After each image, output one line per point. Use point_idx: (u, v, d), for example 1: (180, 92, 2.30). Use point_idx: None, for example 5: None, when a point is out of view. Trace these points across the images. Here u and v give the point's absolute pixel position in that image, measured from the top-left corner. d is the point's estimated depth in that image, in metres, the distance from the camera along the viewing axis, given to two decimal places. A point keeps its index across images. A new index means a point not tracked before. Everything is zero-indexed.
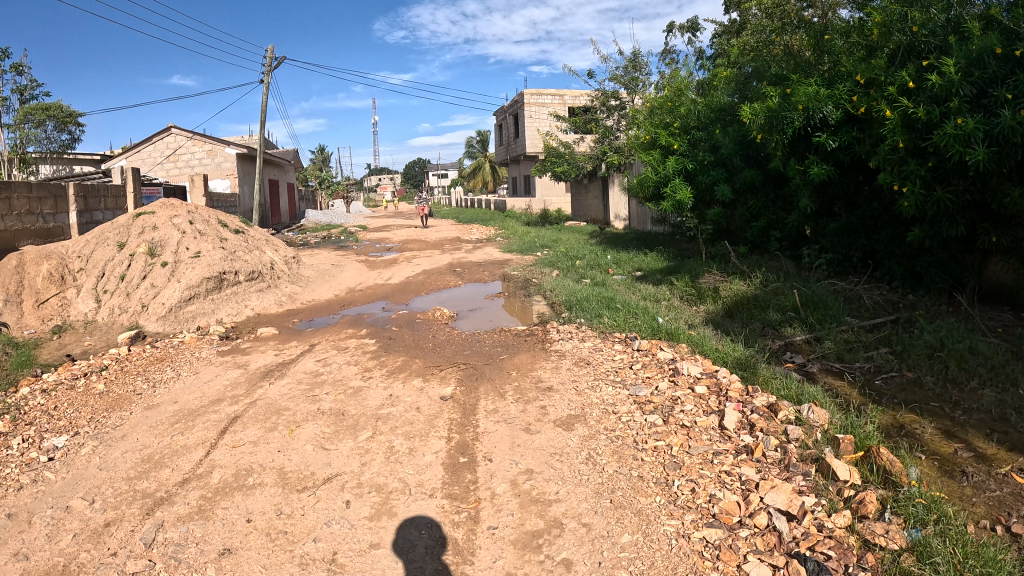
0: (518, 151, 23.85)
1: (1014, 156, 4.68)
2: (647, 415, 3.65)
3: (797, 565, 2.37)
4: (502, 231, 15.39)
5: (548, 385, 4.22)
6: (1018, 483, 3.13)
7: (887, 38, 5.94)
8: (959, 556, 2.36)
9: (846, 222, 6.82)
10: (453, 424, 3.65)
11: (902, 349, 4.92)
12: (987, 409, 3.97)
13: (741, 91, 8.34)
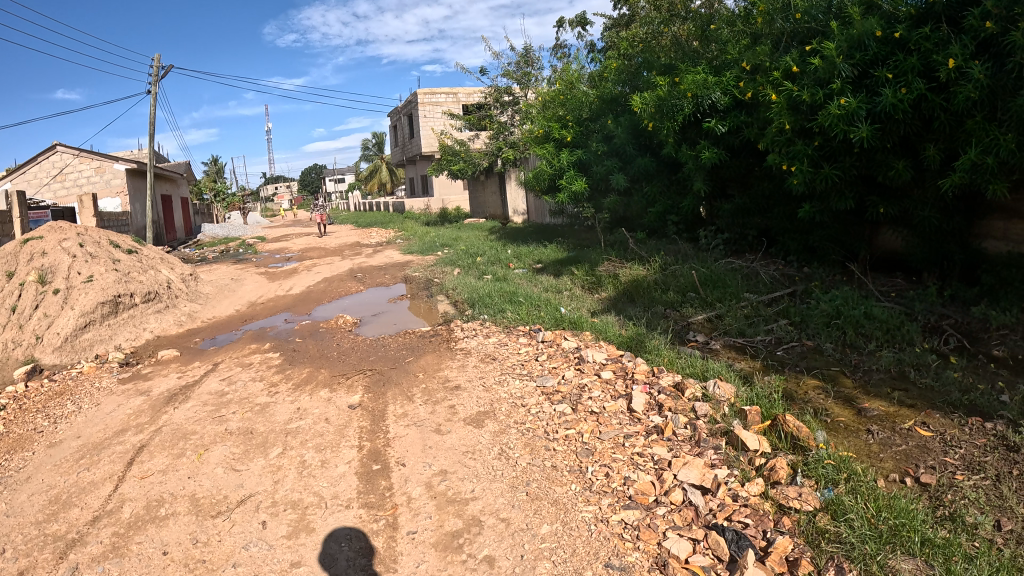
0: (415, 151, 23.65)
1: (896, 131, 4.98)
2: (556, 405, 3.70)
3: (715, 536, 2.44)
4: (403, 233, 15.26)
5: (455, 384, 4.20)
6: (921, 436, 3.33)
7: (772, 25, 6.23)
8: (872, 510, 2.51)
9: (741, 203, 7.20)
10: (363, 431, 3.59)
11: (801, 320, 5.16)
12: (886, 368, 4.25)
13: (632, 82, 8.38)
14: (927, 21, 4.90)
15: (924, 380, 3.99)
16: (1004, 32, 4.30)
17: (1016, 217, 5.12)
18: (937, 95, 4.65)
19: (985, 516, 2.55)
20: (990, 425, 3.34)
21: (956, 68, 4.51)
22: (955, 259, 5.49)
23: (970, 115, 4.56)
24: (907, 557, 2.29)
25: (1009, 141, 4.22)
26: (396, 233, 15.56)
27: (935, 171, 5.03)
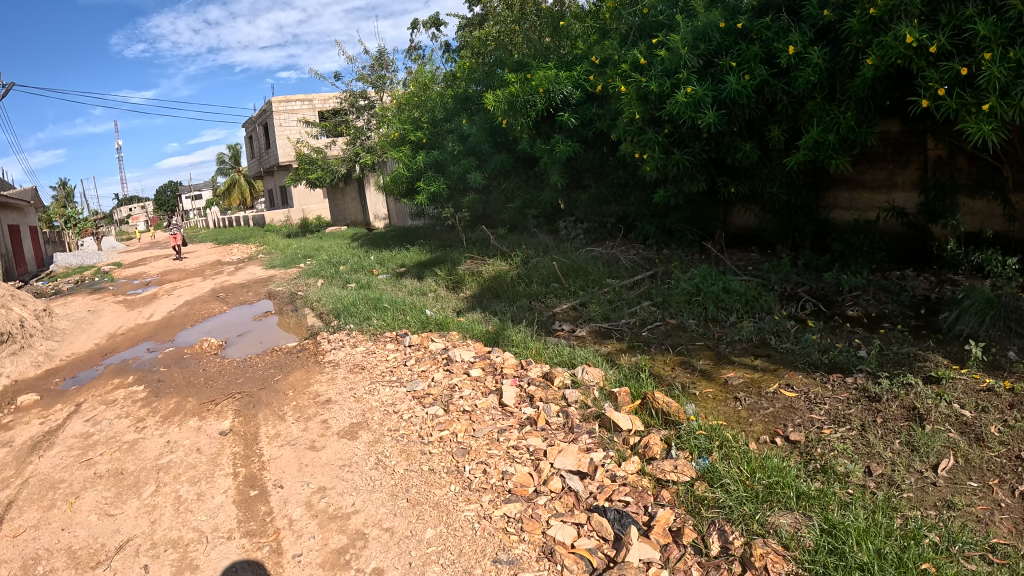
0: (271, 162, 22.83)
1: (740, 116, 5.31)
2: (428, 408, 3.67)
3: (598, 517, 2.50)
4: (264, 247, 14.70)
5: (325, 398, 4.08)
6: (786, 397, 3.55)
7: (619, 19, 6.48)
8: (746, 473, 2.67)
9: (596, 192, 7.43)
10: (237, 457, 3.43)
11: (664, 300, 5.38)
12: (748, 338, 4.51)
13: (486, 81, 8.49)
14: (768, 12, 5.30)
15: (784, 345, 4.27)
16: (841, 19, 4.62)
17: (859, 187, 5.75)
18: (778, 80, 4.96)
19: (855, 465, 2.78)
20: (850, 380, 3.62)
21: (797, 55, 4.82)
22: (805, 231, 5.92)
23: (811, 97, 4.86)
24: (787, 512, 2.44)
25: (849, 119, 4.57)
26: (257, 248, 14.96)
27: (780, 151, 5.42)
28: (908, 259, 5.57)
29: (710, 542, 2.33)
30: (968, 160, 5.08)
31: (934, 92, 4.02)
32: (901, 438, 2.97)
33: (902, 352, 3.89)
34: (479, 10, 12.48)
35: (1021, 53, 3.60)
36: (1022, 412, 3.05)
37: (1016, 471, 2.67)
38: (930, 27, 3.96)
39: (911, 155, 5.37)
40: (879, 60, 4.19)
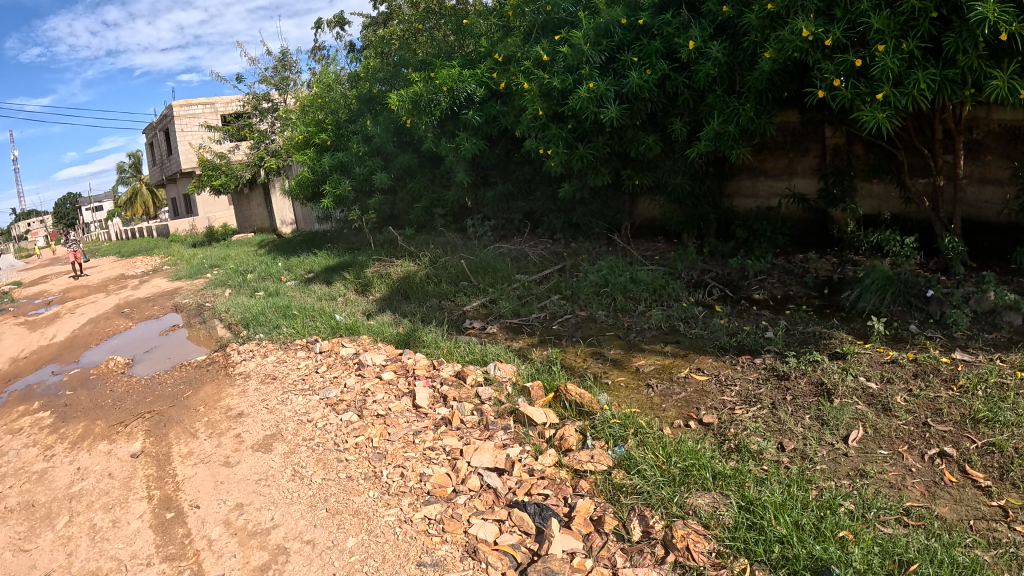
0: (174, 168, 22.00)
1: (642, 110, 5.45)
2: (342, 414, 3.62)
3: (519, 513, 2.52)
4: (170, 258, 14.16)
5: (237, 411, 3.96)
6: (696, 381, 3.66)
7: (522, 17, 6.55)
8: (663, 458, 2.75)
9: (502, 189, 7.47)
10: (150, 479, 3.29)
11: (572, 292, 5.46)
12: (658, 325, 4.62)
13: (390, 81, 8.33)
14: (669, 8, 5.36)
15: (693, 330, 4.40)
16: (740, 15, 4.73)
17: (760, 175, 6.00)
18: (680, 74, 5.14)
19: (767, 442, 2.88)
20: (759, 360, 3.76)
21: (696, 49, 4.96)
22: (709, 219, 6.08)
23: (711, 89, 5.06)
24: (705, 493, 2.53)
25: (748, 111, 4.78)
26: (163, 259, 14.41)
27: (682, 143, 5.58)
28: (809, 243, 5.80)
29: (632, 528, 2.38)
30: (864, 147, 5.33)
31: (830, 83, 4.14)
32: (811, 413, 3.10)
33: (808, 331, 4.07)
34: (384, 9, 12.32)
35: (912, 46, 3.78)
36: (923, 381, 3.25)
37: (921, 437, 2.84)
38: (825, 19, 4.11)
39: (809, 144, 5.65)
40: (777, 53, 4.35)
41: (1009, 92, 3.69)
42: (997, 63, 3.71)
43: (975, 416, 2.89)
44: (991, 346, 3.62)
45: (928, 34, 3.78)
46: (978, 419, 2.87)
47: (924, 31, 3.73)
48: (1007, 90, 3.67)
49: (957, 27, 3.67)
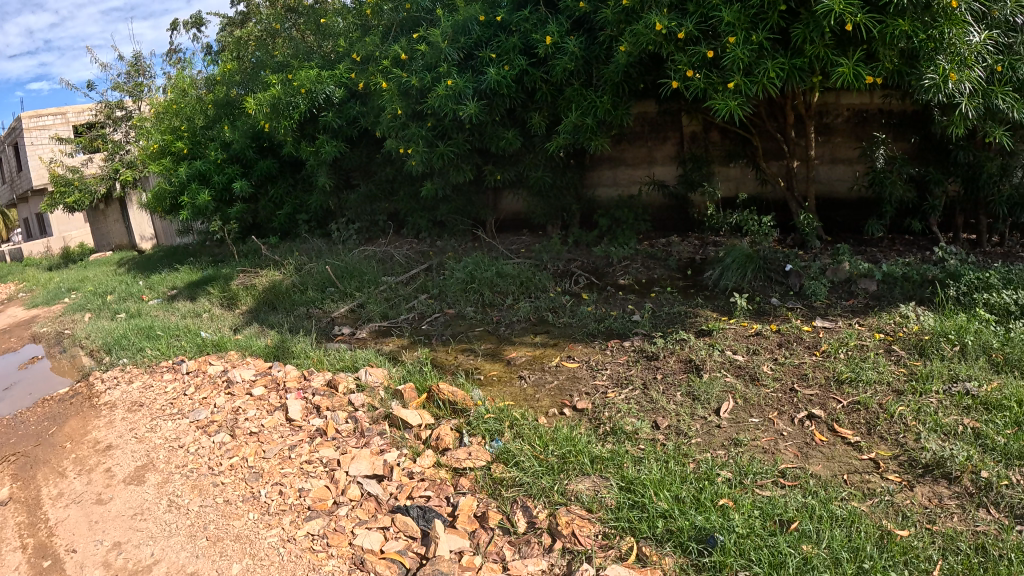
0: (24, 185, 20.38)
1: (499, 105, 5.84)
2: (214, 436, 3.64)
3: (403, 518, 2.80)
4: (23, 284, 13.08)
5: (106, 444, 3.79)
6: (566, 369, 4.27)
7: (381, 16, 6.56)
8: (539, 447, 3.22)
9: (365, 191, 7.34)
10: (20, 527, 3.12)
11: (440, 291, 5.80)
12: (527, 316, 5.19)
13: (249, 84, 7.87)
14: (526, 6, 5.71)
15: (562, 320, 5.03)
16: (594, 11, 5.19)
17: (620, 165, 6.76)
18: (538, 70, 5.51)
19: (641, 422, 3.47)
20: (627, 343, 4.50)
21: (554, 45, 5.33)
22: (571, 209, 6.70)
23: (567, 84, 5.50)
24: (584, 477, 3.00)
25: (605, 103, 5.24)
26: (17, 286, 13.32)
27: (540, 135, 6.08)
28: (669, 226, 6.67)
29: (516, 521, 2.76)
30: (720, 134, 6.26)
31: (684, 74, 4.61)
32: (682, 390, 3.81)
33: (673, 311, 4.94)
34: (241, 9, 11.88)
35: (761, 37, 4.29)
36: (787, 350, 4.21)
37: (791, 402, 3.66)
38: (679, 13, 4.55)
39: (667, 132, 6.49)
40: (631, 46, 4.77)
41: (854, 77, 4.24)
42: (843, 51, 4.25)
43: (839, 377, 3.81)
44: (848, 311, 4.75)
45: (777, 26, 4.32)
46: (842, 380, 3.79)
47: (772, 23, 4.27)
48: (853, 75, 4.22)
49: (805, 18, 4.19)
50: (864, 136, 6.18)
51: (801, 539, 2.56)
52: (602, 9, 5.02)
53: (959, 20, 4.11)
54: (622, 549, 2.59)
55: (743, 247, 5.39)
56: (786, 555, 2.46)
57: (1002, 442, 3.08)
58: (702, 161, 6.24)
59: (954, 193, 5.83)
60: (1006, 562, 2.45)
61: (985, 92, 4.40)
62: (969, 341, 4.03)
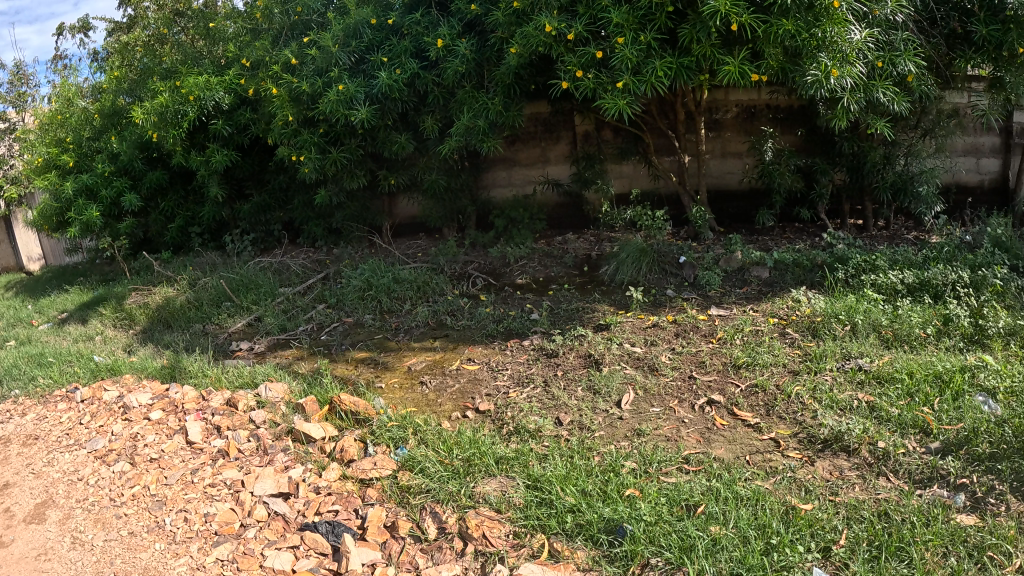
0: None
1: (392, 110, 5.80)
2: (113, 465, 3.52)
3: (312, 535, 2.92)
4: None
5: (1, 482, 3.60)
6: (468, 371, 4.45)
7: (271, 19, 6.37)
8: (444, 452, 3.46)
9: (259, 200, 7.15)
10: None
11: (337, 300, 5.65)
12: (425, 321, 5.22)
13: (136, 92, 7.50)
14: (417, 8, 5.84)
15: (460, 322, 5.12)
16: (486, 13, 5.37)
17: (515, 165, 6.85)
18: (428, 73, 5.60)
19: (543, 420, 3.74)
20: (526, 342, 4.69)
21: (444, 47, 5.46)
22: (468, 211, 6.74)
23: (459, 86, 5.60)
24: (491, 478, 3.26)
25: (497, 105, 5.37)
26: None
27: (433, 139, 6.06)
28: (564, 224, 6.88)
29: (426, 528, 2.97)
30: (611, 132, 6.56)
31: (573, 74, 4.82)
32: (583, 385, 4.07)
33: (571, 308, 5.14)
34: (127, 14, 11.33)
35: (649, 38, 4.53)
36: (685, 339, 4.49)
37: (691, 390, 3.95)
38: (568, 15, 4.76)
39: (560, 132, 6.69)
40: (521, 47, 4.95)
41: (740, 75, 4.52)
42: (728, 50, 4.50)
43: (736, 362, 4.11)
44: (743, 299, 5.03)
45: (664, 26, 4.56)
46: (738, 364, 4.09)
47: (661, 24, 4.51)
48: (739, 73, 4.49)
49: (692, 19, 4.42)
50: (752, 131, 6.43)
51: (709, 521, 2.85)
52: (493, 11, 5.22)
53: (840, 20, 4.31)
54: (533, 547, 2.83)
55: (637, 242, 5.59)
56: (695, 539, 2.75)
57: (894, 413, 3.39)
58: (594, 158, 6.49)
59: (841, 181, 6.16)
60: (907, 525, 2.73)
61: (865, 87, 4.65)
62: (858, 320, 4.32)
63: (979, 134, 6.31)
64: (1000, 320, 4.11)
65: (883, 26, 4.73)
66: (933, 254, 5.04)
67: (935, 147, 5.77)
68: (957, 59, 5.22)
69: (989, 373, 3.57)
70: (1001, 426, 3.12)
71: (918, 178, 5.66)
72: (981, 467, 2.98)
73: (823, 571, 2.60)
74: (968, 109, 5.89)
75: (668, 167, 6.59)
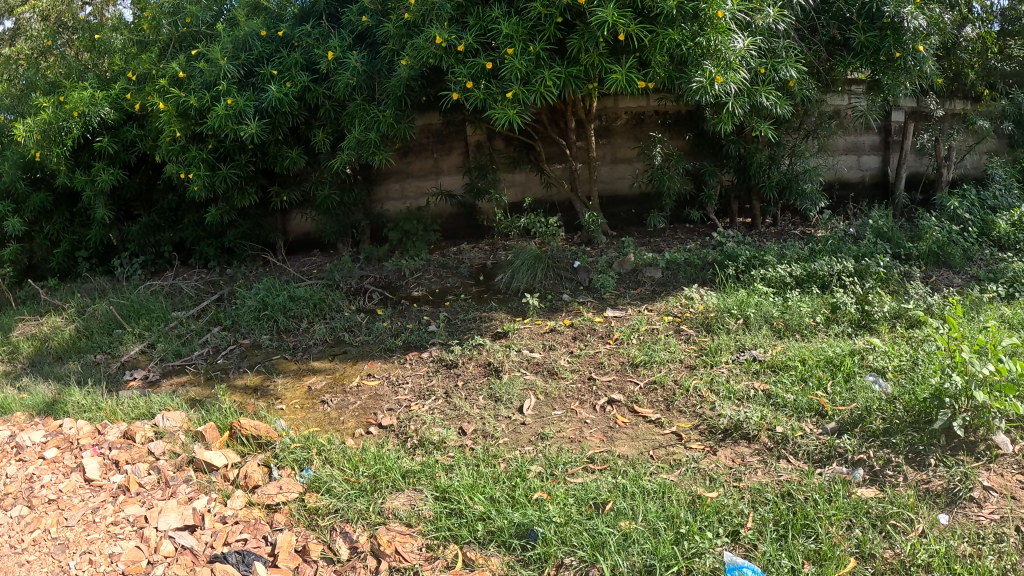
0: None
1: (283, 124, 5.65)
2: (9, 510, 3.18)
3: (222, 566, 2.78)
4: None
5: None
6: (368, 387, 4.37)
7: (160, 31, 5.98)
8: (350, 470, 3.42)
9: (148, 221, 6.78)
10: None
11: (233, 322, 5.43)
12: (323, 339, 5.09)
13: (17, 108, 6.93)
14: (308, 20, 5.74)
15: (358, 338, 5.03)
16: (377, 25, 5.34)
17: (408, 177, 6.80)
18: (319, 86, 5.48)
19: (447, 431, 3.73)
20: (426, 354, 4.68)
21: (335, 59, 5.38)
22: (362, 225, 6.61)
23: (351, 99, 5.50)
24: (399, 493, 3.25)
25: (388, 117, 5.30)
26: None
27: (326, 153, 5.94)
28: (459, 235, 6.91)
29: (338, 549, 2.91)
30: (503, 142, 6.64)
31: (463, 85, 4.83)
32: (484, 393, 4.09)
33: (468, 317, 5.14)
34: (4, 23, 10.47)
35: (538, 48, 4.60)
36: (583, 341, 4.59)
37: (591, 391, 4.05)
38: (459, 27, 4.81)
39: (451, 143, 6.70)
40: (412, 59, 4.94)
41: (626, 83, 4.65)
42: (616, 59, 4.65)
43: (634, 361, 4.24)
44: (636, 299, 5.20)
45: (553, 37, 4.65)
46: (635, 363, 4.23)
47: (549, 35, 4.59)
48: (626, 81, 4.63)
49: (580, 30, 4.55)
50: (640, 137, 6.69)
51: (618, 517, 2.93)
52: (383, 23, 5.19)
53: (723, 30, 4.51)
54: (447, 558, 2.86)
55: (531, 249, 5.63)
56: (605, 535, 2.82)
57: (790, 399, 3.59)
58: (486, 168, 6.50)
59: (729, 183, 6.51)
60: (810, 503, 2.89)
61: (749, 91, 4.93)
62: (750, 313, 4.54)
63: (859, 134, 7.07)
64: (884, 304, 4.43)
65: (765, 34, 4.98)
66: (819, 248, 5.48)
67: (817, 147, 6.23)
68: (837, 64, 5.52)
69: (877, 354, 3.85)
70: (892, 403, 3.33)
71: (803, 176, 6.10)
72: (877, 443, 3.19)
73: (732, 554, 2.72)
74: (847, 111, 6.42)
75: (559, 174, 6.73)
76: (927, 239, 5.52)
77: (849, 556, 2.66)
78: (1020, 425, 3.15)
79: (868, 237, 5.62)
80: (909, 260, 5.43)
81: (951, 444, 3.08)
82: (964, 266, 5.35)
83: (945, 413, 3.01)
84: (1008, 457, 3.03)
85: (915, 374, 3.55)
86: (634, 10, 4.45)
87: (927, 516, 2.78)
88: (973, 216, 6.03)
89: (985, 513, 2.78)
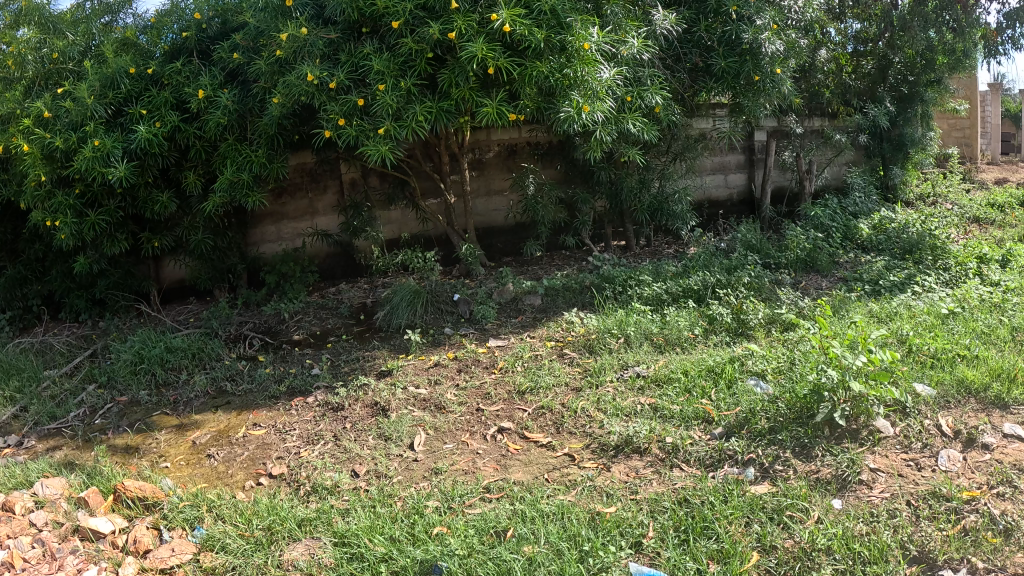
0: None
1: (153, 165, 5.39)
2: None
3: None
4: None
5: None
6: (255, 436, 4.17)
7: (24, 67, 5.44)
8: (243, 524, 3.25)
9: (12, 273, 6.22)
10: None
11: (108, 378, 5.05)
12: (204, 391, 4.82)
13: None
14: (179, 56, 5.49)
15: (241, 387, 4.80)
16: (248, 62, 5.22)
17: (283, 219, 6.59)
18: (190, 126, 5.29)
19: (339, 474, 3.62)
20: (311, 399, 4.52)
21: (206, 98, 5.19)
22: (237, 269, 6.35)
23: (221, 139, 5.35)
24: (297, 543, 3.12)
25: (261, 157, 5.24)
26: None
27: (197, 196, 5.71)
28: (337, 275, 6.78)
29: None
30: (377, 178, 6.58)
31: (336, 122, 4.77)
32: (374, 433, 4.00)
33: (350, 358, 5.03)
34: None
35: (409, 84, 4.63)
36: (468, 373, 4.60)
37: (480, 421, 4.06)
38: (330, 64, 4.79)
39: (326, 182, 6.59)
40: (284, 97, 4.85)
41: (498, 115, 4.78)
42: (486, 93, 4.77)
43: (520, 389, 4.29)
44: (517, 327, 5.29)
45: (423, 72, 4.71)
46: (522, 391, 4.28)
47: (420, 70, 4.65)
48: (497, 113, 4.76)
49: (450, 64, 4.64)
50: (514, 167, 6.85)
51: (520, 542, 2.94)
52: (255, 60, 5.07)
53: (589, 61, 4.73)
54: None
55: (410, 285, 5.56)
56: (510, 562, 2.83)
57: (676, 409, 3.75)
58: (361, 206, 6.34)
59: (602, 209, 6.77)
60: (707, 505, 3.02)
61: (617, 118, 5.16)
62: (630, 332, 4.73)
63: (724, 155, 7.59)
64: (758, 311, 4.76)
65: (630, 65, 5.27)
66: (692, 264, 5.79)
67: (685, 168, 6.64)
68: (699, 89, 6.00)
69: (755, 359, 4.11)
70: (774, 402, 3.56)
71: (672, 199, 6.49)
72: (764, 441, 3.39)
73: (637, 564, 2.80)
74: (712, 133, 6.86)
75: (435, 209, 6.76)
76: (794, 248, 6.00)
77: (750, 550, 2.80)
78: (898, 408, 3.46)
79: (740, 250, 6.02)
80: (780, 267, 5.87)
81: (835, 434, 3.34)
82: (831, 270, 5.82)
83: (826, 405, 3.28)
84: (891, 440, 3.31)
85: (791, 373, 3.81)
86: (503, 45, 4.56)
87: (821, 503, 2.97)
88: (834, 223, 6.69)
89: (876, 493, 3.00)
